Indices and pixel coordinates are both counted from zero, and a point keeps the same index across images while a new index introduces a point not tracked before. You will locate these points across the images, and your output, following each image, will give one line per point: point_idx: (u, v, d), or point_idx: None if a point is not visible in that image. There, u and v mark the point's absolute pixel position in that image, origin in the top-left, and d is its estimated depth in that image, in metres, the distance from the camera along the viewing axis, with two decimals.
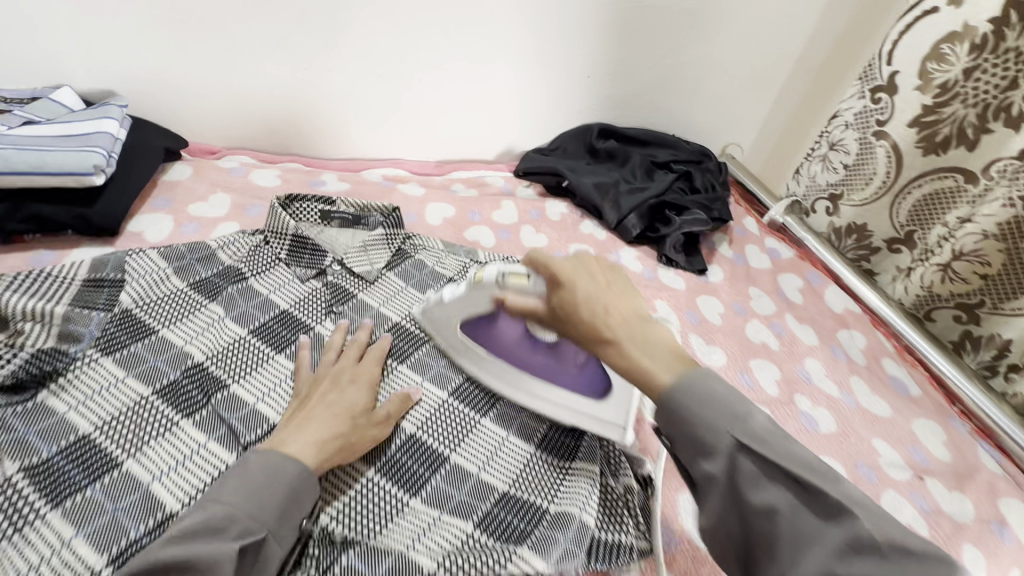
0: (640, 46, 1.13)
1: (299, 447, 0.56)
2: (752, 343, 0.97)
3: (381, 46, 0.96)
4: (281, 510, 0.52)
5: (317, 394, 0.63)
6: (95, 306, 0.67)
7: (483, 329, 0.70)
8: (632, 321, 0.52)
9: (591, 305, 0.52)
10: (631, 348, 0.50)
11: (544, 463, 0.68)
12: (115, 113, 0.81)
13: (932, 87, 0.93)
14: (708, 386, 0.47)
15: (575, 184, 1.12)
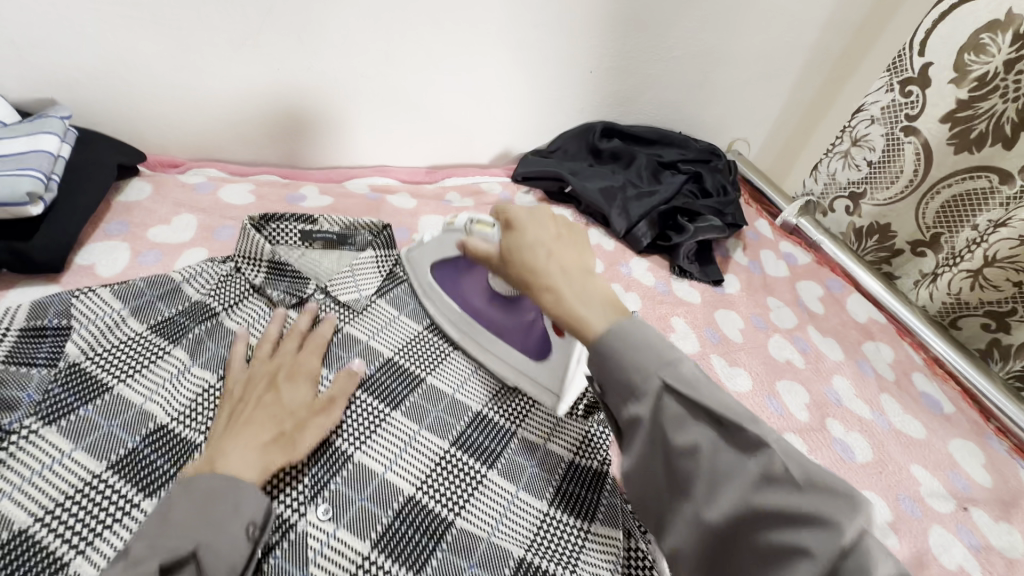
0: (646, 37, 1.04)
1: (249, 455, 0.51)
2: (776, 362, 0.90)
3: (364, 42, 0.86)
4: (219, 524, 0.47)
5: (257, 400, 0.57)
6: (34, 362, 0.57)
7: (456, 277, 0.75)
8: (573, 270, 0.53)
9: (534, 250, 0.54)
10: (563, 290, 0.51)
11: (562, 525, 0.58)
12: (55, 126, 0.70)
13: (968, 80, 0.85)
14: (624, 332, 0.47)
15: (578, 189, 1.02)
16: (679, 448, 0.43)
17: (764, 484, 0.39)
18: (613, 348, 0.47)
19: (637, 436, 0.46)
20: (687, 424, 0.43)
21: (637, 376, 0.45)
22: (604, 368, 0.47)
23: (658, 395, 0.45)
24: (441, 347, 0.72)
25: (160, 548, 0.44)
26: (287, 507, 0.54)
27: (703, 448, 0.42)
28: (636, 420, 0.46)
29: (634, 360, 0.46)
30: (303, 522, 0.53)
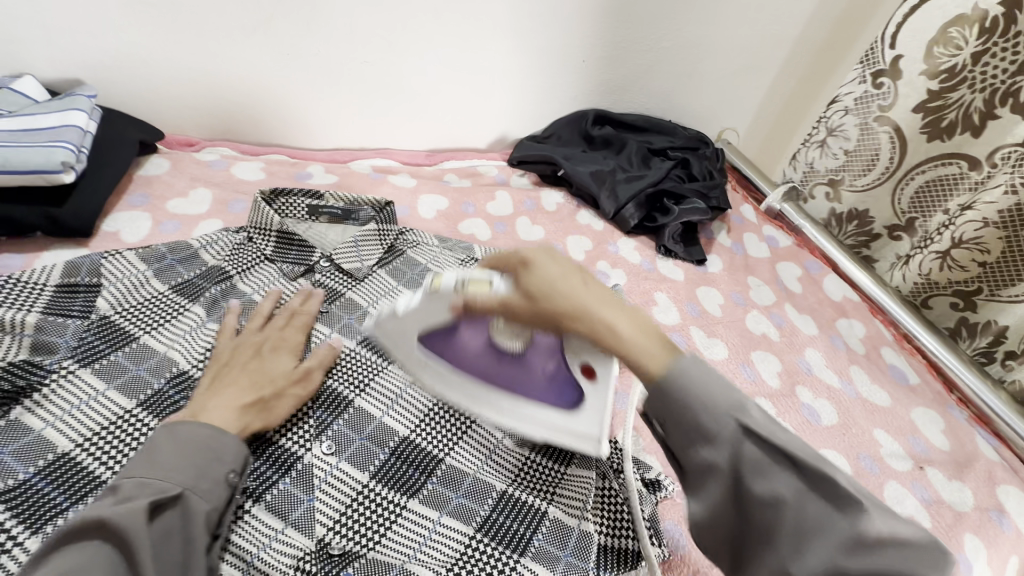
0: (637, 28, 1.09)
1: (228, 415, 0.56)
2: (752, 334, 0.95)
3: (368, 30, 0.92)
4: (203, 469, 0.52)
5: (243, 364, 0.62)
6: (70, 313, 0.63)
7: (441, 340, 0.54)
8: (612, 302, 0.49)
9: (567, 282, 0.49)
10: (620, 325, 0.47)
11: (541, 465, 0.64)
12: (84, 105, 0.76)
13: (938, 73, 0.91)
14: (690, 372, 0.45)
15: (570, 172, 1.08)
16: (760, 498, 0.41)
17: (855, 547, 0.39)
18: (680, 398, 0.44)
19: (709, 484, 0.44)
20: (771, 474, 0.41)
21: (709, 418, 0.43)
22: (670, 408, 0.45)
23: (737, 441, 0.42)
24: None
25: (149, 488, 0.49)
26: (294, 443, 0.60)
27: (786, 498, 0.41)
28: (708, 467, 0.43)
29: (706, 398, 0.43)
30: (308, 455, 0.60)
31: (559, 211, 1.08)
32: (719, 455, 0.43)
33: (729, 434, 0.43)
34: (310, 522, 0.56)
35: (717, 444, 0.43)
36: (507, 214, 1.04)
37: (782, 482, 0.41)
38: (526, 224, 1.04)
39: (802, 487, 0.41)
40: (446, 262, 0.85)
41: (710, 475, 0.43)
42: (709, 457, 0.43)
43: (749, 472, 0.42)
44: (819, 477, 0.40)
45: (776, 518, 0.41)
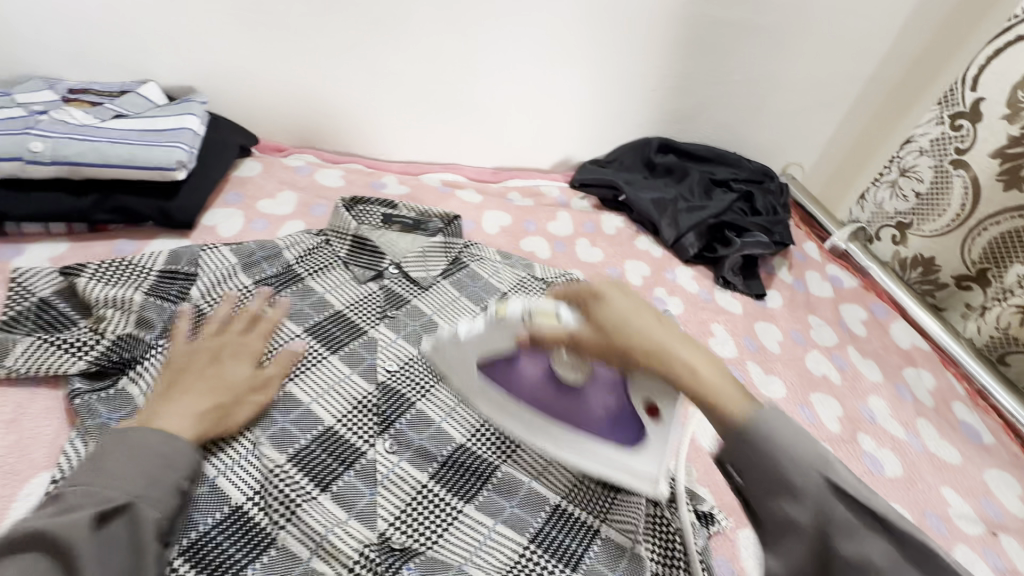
0: (707, 60, 1.11)
1: (186, 420, 0.55)
2: (812, 375, 0.93)
3: (448, 51, 0.97)
4: (152, 476, 0.50)
5: (200, 370, 0.60)
6: (168, 298, 0.69)
7: (498, 370, 0.61)
8: (684, 344, 0.51)
9: (635, 321, 0.51)
10: (700, 368, 0.49)
11: (592, 484, 0.64)
12: (196, 110, 0.84)
13: (1021, 117, 0.87)
14: (771, 425, 0.46)
15: (632, 199, 1.10)
16: (849, 561, 0.42)
17: None
18: (764, 439, 0.45)
19: (792, 542, 0.44)
20: (859, 535, 0.42)
21: (798, 476, 0.44)
22: (750, 451, 0.45)
23: (829, 500, 0.43)
24: None
25: (94, 496, 0.46)
26: (359, 440, 0.63)
27: (873, 563, 0.41)
28: (793, 524, 0.44)
29: (788, 447, 0.44)
30: (372, 452, 0.62)
31: (619, 235, 1.10)
32: (801, 513, 0.43)
33: (812, 490, 0.43)
34: (371, 515, 0.58)
35: (801, 500, 0.43)
36: (568, 235, 1.06)
37: (870, 542, 0.42)
38: (586, 245, 1.06)
39: (888, 550, 0.42)
40: (507, 276, 0.88)
41: (790, 530, 0.44)
42: (794, 512, 0.43)
43: (836, 528, 0.42)
44: (902, 533, 0.42)
45: None
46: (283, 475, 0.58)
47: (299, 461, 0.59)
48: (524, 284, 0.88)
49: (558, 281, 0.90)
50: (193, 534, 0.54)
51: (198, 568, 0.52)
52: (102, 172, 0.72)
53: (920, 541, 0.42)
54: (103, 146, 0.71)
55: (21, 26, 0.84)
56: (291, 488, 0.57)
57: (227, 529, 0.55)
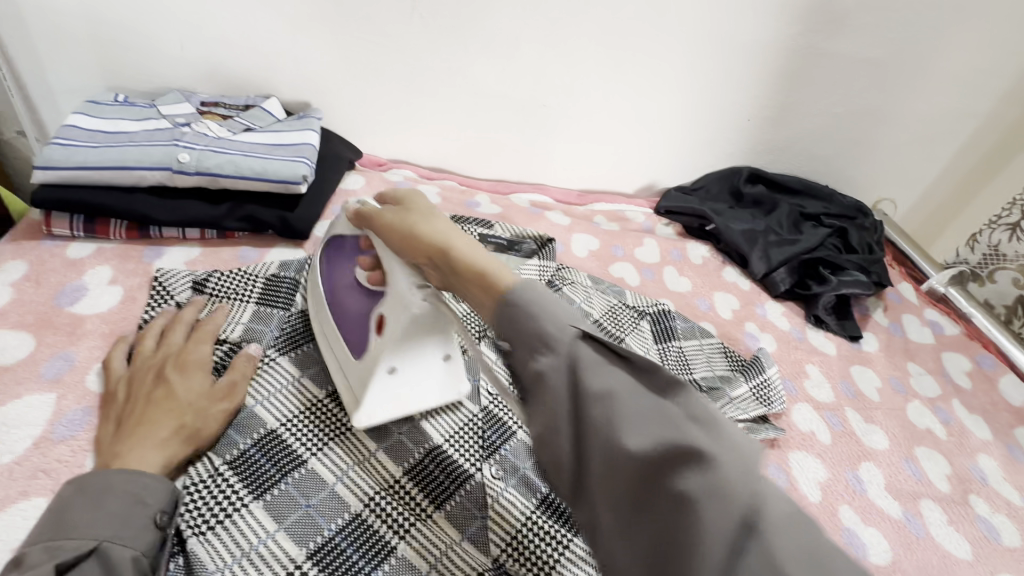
0: (810, 92, 1.08)
1: (152, 453, 0.53)
2: (915, 428, 0.88)
3: (553, 74, 0.99)
4: (123, 515, 0.48)
5: (147, 395, 0.56)
6: (275, 306, 0.71)
7: (335, 257, 0.68)
8: (467, 238, 0.54)
9: (440, 220, 0.56)
10: (482, 254, 0.51)
11: None
12: (314, 125, 0.88)
13: None
14: (527, 293, 0.46)
15: (722, 228, 1.08)
16: (593, 394, 0.41)
17: (603, 403, 0.40)
18: (523, 299, 0.46)
19: (546, 392, 0.43)
20: (606, 370, 0.42)
21: (550, 325, 0.44)
22: (512, 313, 0.46)
23: (574, 345, 0.43)
24: None
25: (57, 549, 0.45)
26: (467, 461, 0.62)
27: (616, 394, 0.41)
28: (544, 375, 0.43)
29: (546, 307, 0.45)
30: (480, 476, 0.61)
31: (705, 265, 1.08)
32: (554, 363, 0.43)
33: (564, 341, 0.43)
34: (484, 539, 0.57)
35: (555, 352, 0.43)
36: (654, 262, 1.05)
37: (614, 374, 0.42)
38: (673, 274, 1.04)
39: (632, 386, 0.41)
40: (599, 303, 0.88)
41: (541, 383, 0.43)
42: (544, 364, 0.43)
43: (588, 368, 0.42)
44: (643, 368, 0.42)
45: (606, 413, 0.40)
46: (399, 490, 0.59)
47: (413, 476, 0.60)
48: (616, 311, 0.88)
49: (650, 311, 0.90)
50: (319, 538, 0.54)
51: (325, 570, 0.53)
52: (236, 183, 0.76)
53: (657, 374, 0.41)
54: (239, 159, 0.76)
55: (167, 42, 0.90)
56: (404, 506, 0.58)
57: (350, 534, 0.55)
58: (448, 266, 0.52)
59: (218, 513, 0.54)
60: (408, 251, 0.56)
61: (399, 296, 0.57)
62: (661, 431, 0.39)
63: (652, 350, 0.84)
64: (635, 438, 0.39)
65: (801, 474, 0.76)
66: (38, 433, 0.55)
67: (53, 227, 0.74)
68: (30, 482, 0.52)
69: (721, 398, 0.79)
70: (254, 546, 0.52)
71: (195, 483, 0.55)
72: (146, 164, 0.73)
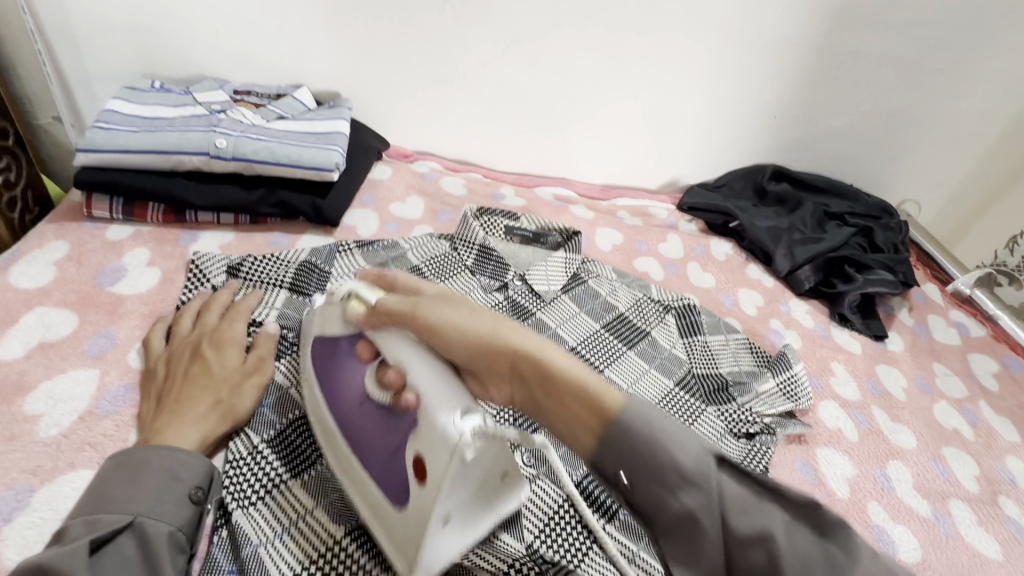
0: (839, 90, 1.08)
1: (190, 427, 0.53)
2: (942, 428, 0.87)
3: (582, 68, 0.99)
4: (160, 492, 0.47)
5: (183, 373, 0.57)
6: (307, 292, 0.72)
7: (332, 365, 0.56)
8: (540, 344, 0.50)
9: (500, 324, 0.52)
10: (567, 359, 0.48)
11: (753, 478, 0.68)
12: (345, 115, 0.88)
13: None
14: (641, 413, 0.43)
15: (746, 225, 1.07)
16: (744, 538, 0.38)
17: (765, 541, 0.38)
18: (637, 426, 0.42)
19: (687, 534, 0.40)
20: (757, 508, 0.39)
21: (684, 458, 0.40)
22: (630, 450, 0.42)
23: (717, 476, 0.40)
24: (616, 346, 0.81)
25: (94, 523, 0.44)
26: None
27: (774, 535, 0.38)
28: (688, 514, 0.40)
29: (671, 434, 0.41)
30: None
31: (729, 262, 1.07)
32: (697, 502, 0.40)
33: (706, 473, 0.40)
34: (520, 525, 0.56)
35: (696, 488, 0.40)
36: (678, 258, 1.05)
37: (771, 513, 0.39)
38: (697, 270, 1.04)
39: (790, 518, 0.39)
40: (624, 296, 0.88)
41: (691, 526, 0.40)
42: (690, 503, 0.40)
43: (735, 507, 0.39)
44: (804, 502, 0.38)
45: (766, 560, 0.37)
46: None
47: None
48: (641, 305, 0.88)
49: (675, 305, 0.89)
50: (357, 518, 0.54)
51: (364, 548, 0.53)
52: (271, 169, 0.77)
53: (820, 506, 0.38)
54: (275, 146, 0.76)
55: (202, 30, 0.91)
56: None
57: None
58: (540, 379, 0.48)
59: (259, 490, 0.54)
60: (474, 357, 0.51)
61: (436, 435, 0.44)
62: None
63: (678, 344, 0.84)
64: None
65: (829, 469, 0.76)
66: (83, 408, 0.56)
67: (94, 209, 0.75)
68: (76, 455, 0.53)
69: (748, 392, 0.80)
70: (295, 522, 0.53)
71: (236, 458, 0.55)
72: (184, 148, 0.74)
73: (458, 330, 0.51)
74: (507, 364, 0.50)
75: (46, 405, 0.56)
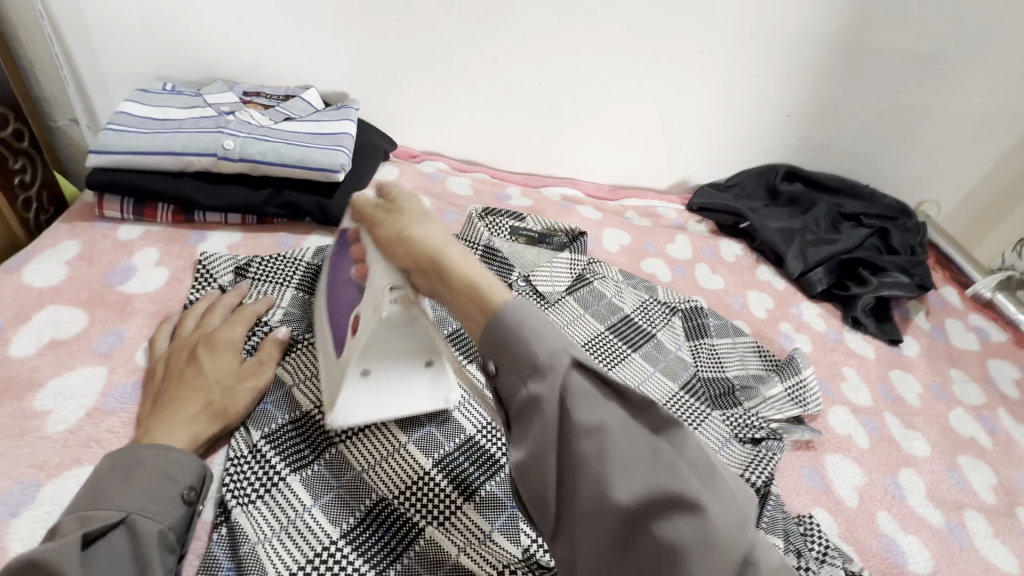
0: (855, 88, 1.05)
1: (180, 428, 0.54)
2: (959, 436, 0.85)
3: (590, 68, 0.98)
4: (153, 490, 0.48)
5: (179, 374, 0.58)
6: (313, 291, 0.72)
7: (335, 256, 0.64)
8: (455, 246, 0.50)
9: (428, 221, 0.52)
10: (467, 266, 0.48)
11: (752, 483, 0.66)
12: (352, 116, 0.89)
13: None
14: (514, 316, 0.45)
15: (757, 226, 1.06)
16: (584, 428, 0.41)
17: (597, 432, 0.41)
18: (512, 319, 0.45)
19: (533, 419, 0.43)
20: (597, 403, 0.42)
21: (541, 351, 0.43)
22: (504, 336, 0.45)
23: (567, 374, 0.43)
24: (621, 348, 0.80)
25: (88, 519, 0.45)
26: (498, 451, 0.62)
27: (610, 427, 0.41)
28: (534, 400, 0.43)
29: (538, 331, 0.44)
30: (510, 467, 0.61)
31: (739, 263, 1.06)
32: (546, 389, 0.42)
33: (557, 367, 0.43)
34: (514, 529, 0.57)
35: (547, 378, 0.43)
36: (687, 259, 1.04)
37: (608, 409, 0.41)
38: (705, 271, 1.03)
39: (628, 419, 0.41)
40: (630, 298, 0.87)
41: (537, 409, 0.43)
42: (536, 389, 0.43)
43: (579, 400, 0.42)
44: (635, 398, 0.41)
45: (597, 447, 0.40)
46: (429, 482, 0.58)
47: (442, 468, 0.59)
48: (647, 306, 0.87)
49: (682, 307, 0.88)
50: (353, 519, 0.55)
51: (358, 549, 0.53)
52: (278, 170, 0.78)
53: (656, 407, 0.41)
54: (282, 147, 0.77)
55: (213, 33, 0.92)
56: (434, 497, 0.57)
57: (379, 518, 0.56)
58: (439, 275, 0.48)
59: (260, 487, 0.55)
60: (394, 254, 0.51)
61: (372, 295, 0.52)
62: (647, 470, 0.39)
63: (683, 347, 0.83)
64: (631, 477, 0.39)
65: (837, 476, 0.74)
66: (90, 404, 0.58)
67: (105, 209, 0.77)
68: (83, 451, 0.54)
69: (756, 397, 0.78)
70: (291, 522, 0.53)
71: (237, 456, 0.57)
72: (192, 149, 0.75)
73: (390, 226, 0.52)
74: (412, 263, 0.50)
75: (54, 401, 0.57)
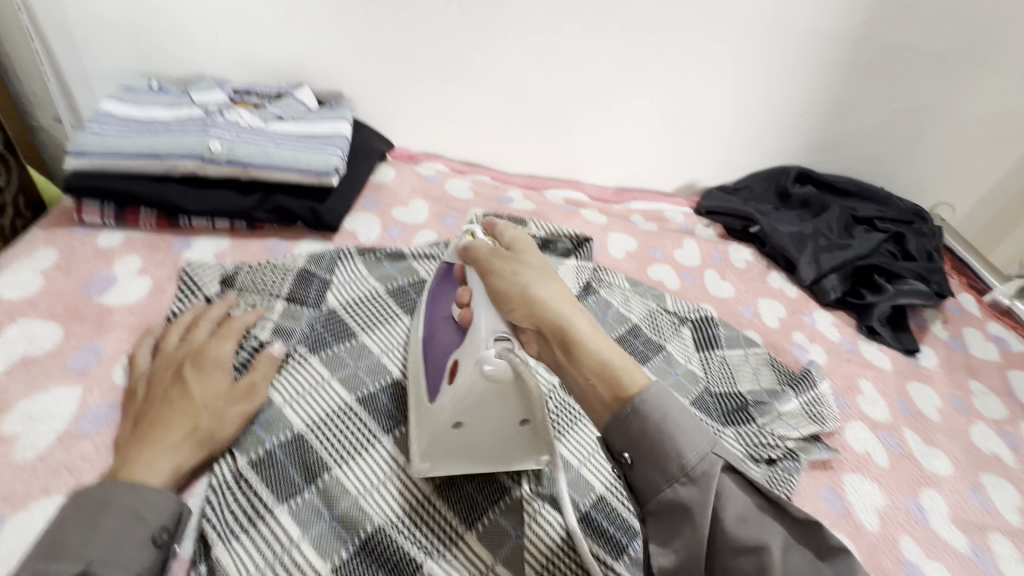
0: (870, 87, 1.01)
1: (162, 457, 0.50)
2: (981, 452, 0.81)
3: (596, 66, 0.94)
4: (118, 535, 0.45)
5: (162, 395, 0.54)
6: (305, 302, 0.69)
7: (437, 292, 0.63)
8: (576, 307, 0.50)
9: (546, 279, 0.52)
10: (591, 335, 0.48)
11: None
12: (346, 115, 0.85)
13: None
14: (653, 403, 0.44)
15: (768, 231, 1.02)
16: (742, 544, 0.40)
17: (759, 555, 0.39)
18: (648, 405, 0.44)
19: (684, 528, 0.42)
20: (757, 521, 0.41)
21: (689, 450, 0.43)
22: (636, 422, 0.44)
23: (722, 480, 0.42)
24: None
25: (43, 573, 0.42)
26: (502, 475, 0.58)
27: (771, 550, 0.39)
28: (686, 507, 0.42)
29: (681, 427, 0.43)
30: (515, 489, 0.58)
31: (749, 269, 1.02)
32: (698, 495, 0.42)
33: (710, 474, 0.42)
34: (518, 561, 0.53)
35: (698, 484, 0.42)
36: (695, 265, 1.00)
37: (768, 527, 0.40)
38: (715, 278, 0.99)
39: (786, 538, 0.40)
40: (637, 307, 0.84)
41: (687, 520, 0.42)
42: (686, 493, 0.42)
43: (734, 512, 0.41)
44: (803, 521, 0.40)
45: (757, 566, 0.39)
46: (428, 507, 0.55)
47: (441, 494, 0.56)
48: (655, 317, 0.83)
49: (692, 317, 0.84)
50: (345, 553, 0.51)
51: None
52: (267, 173, 0.74)
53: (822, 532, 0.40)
54: (271, 149, 0.73)
55: (201, 28, 0.88)
56: (432, 525, 0.54)
57: (372, 551, 0.52)
58: (564, 343, 0.48)
59: (245, 517, 0.51)
60: (512, 311, 0.51)
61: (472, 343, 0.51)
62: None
63: (693, 360, 0.79)
64: None
65: (856, 498, 0.70)
66: (61, 428, 0.54)
67: (85, 216, 0.73)
68: (52, 479, 0.51)
69: (770, 413, 0.75)
70: (278, 556, 0.50)
71: (220, 484, 0.53)
72: (177, 152, 0.71)
73: (513, 278, 0.52)
74: (533, 323, 0.50)
75: (24, 424, 0.54)
